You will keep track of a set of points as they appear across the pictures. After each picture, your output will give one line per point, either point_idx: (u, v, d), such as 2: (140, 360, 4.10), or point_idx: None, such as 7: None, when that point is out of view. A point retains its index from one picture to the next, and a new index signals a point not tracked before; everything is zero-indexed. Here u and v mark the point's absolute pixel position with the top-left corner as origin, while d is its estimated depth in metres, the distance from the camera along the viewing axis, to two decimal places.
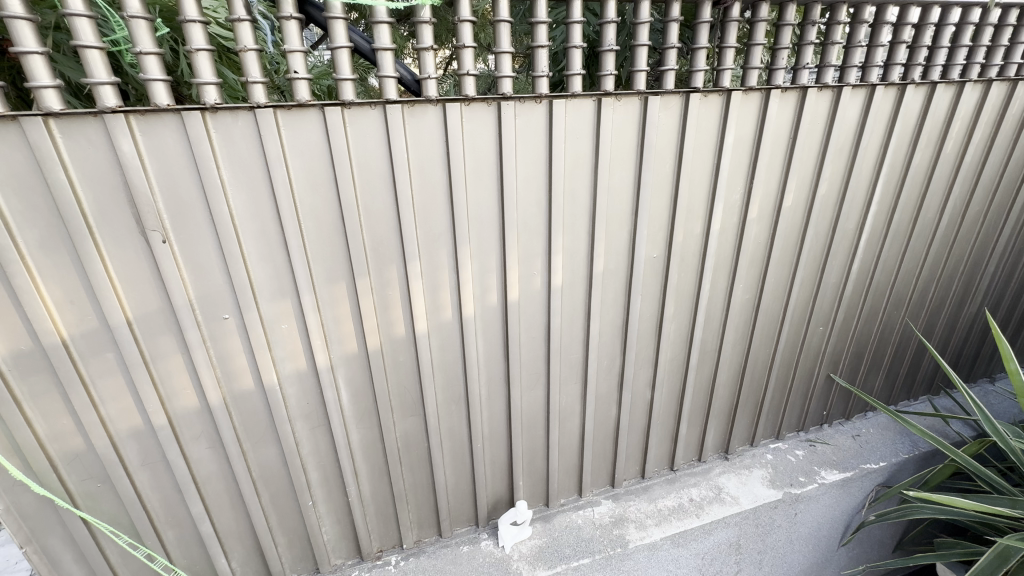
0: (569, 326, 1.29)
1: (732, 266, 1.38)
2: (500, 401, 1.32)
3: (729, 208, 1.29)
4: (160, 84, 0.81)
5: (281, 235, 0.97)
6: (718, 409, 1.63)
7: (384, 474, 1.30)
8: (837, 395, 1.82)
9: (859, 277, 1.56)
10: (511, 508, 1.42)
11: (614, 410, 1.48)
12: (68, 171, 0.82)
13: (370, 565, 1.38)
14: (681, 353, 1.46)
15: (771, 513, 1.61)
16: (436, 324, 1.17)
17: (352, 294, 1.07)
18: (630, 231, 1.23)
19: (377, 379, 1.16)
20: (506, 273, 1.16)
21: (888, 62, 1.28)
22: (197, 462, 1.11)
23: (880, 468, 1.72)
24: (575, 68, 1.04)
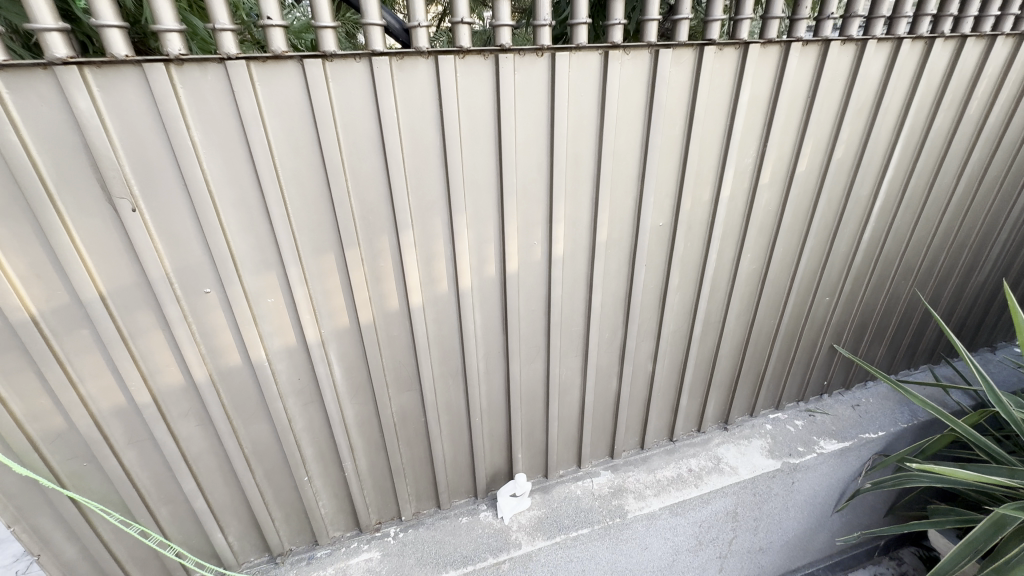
0: (570, 297, 1.23)
1: (740, 235, 1.32)
2: (499, 374, 1.29)
3: (740, 173, 1.22)
4: (116, 32, 0.72)
5: (262, 203, 0.90)
6: (719, 381, 1.61)
7: (381, 449, 1.28)
8: (839, 365, 1.80)
9: (870, 246, 1.51)
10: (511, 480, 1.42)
11: (614, 382, 1.44)
12: (19, 131, 0.73)
13: (369, 537, 1.38)
14: (685, 325, 1.42)
15: (769, 482, 1.61)
16: (432, 297, 1.11)
17: (342, 266, 1.01)
18: (636, 198, 1.16)
19: (371, 354, 1.11)
20: (504, 242, 1.10)
21: (919, 13, 1.18)
22: (186, 439, 1.08)
23: (878, 437, 1.72)
24: (580, 17, 0.94)
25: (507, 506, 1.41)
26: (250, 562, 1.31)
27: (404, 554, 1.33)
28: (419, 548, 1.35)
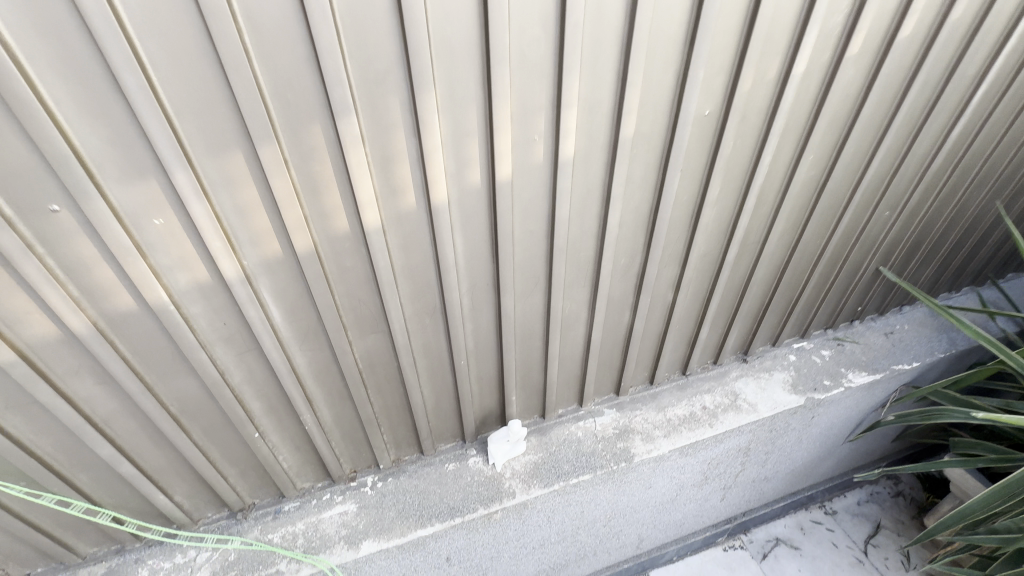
0: (580, 215, 0.94)
1: (805, 129, 1.00)
2: (488, 311, 1.03)
3: (822, 39, 0.87)
4: None
5: (107, 68, 0.57)
6: (746, 310, 1.38)
7: (347, 399, 1.06)
8: (879, 289, 1.57)
9: (955, 145, 1.20)
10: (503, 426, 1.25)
11: (627, 315, 1.20)
12: None
13: (343, 488, 1.22)
14: (718, 247, 1.15)
15: (788, 418, 1.46)
16: (394, 216, 0.81)
17: (258, 171, 0.70)
18: (677, 74, 0.83)
19: (318, 293, 0.84)
20: (493, 138, 0.78)
21: None
22: (87, 400, 0.84)
23: (911, 369, 1.54)
24: None
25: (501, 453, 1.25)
26: (207, 518, 1.14)
27: (383, 507, 1.18)
28: (400, 499, 1.19)
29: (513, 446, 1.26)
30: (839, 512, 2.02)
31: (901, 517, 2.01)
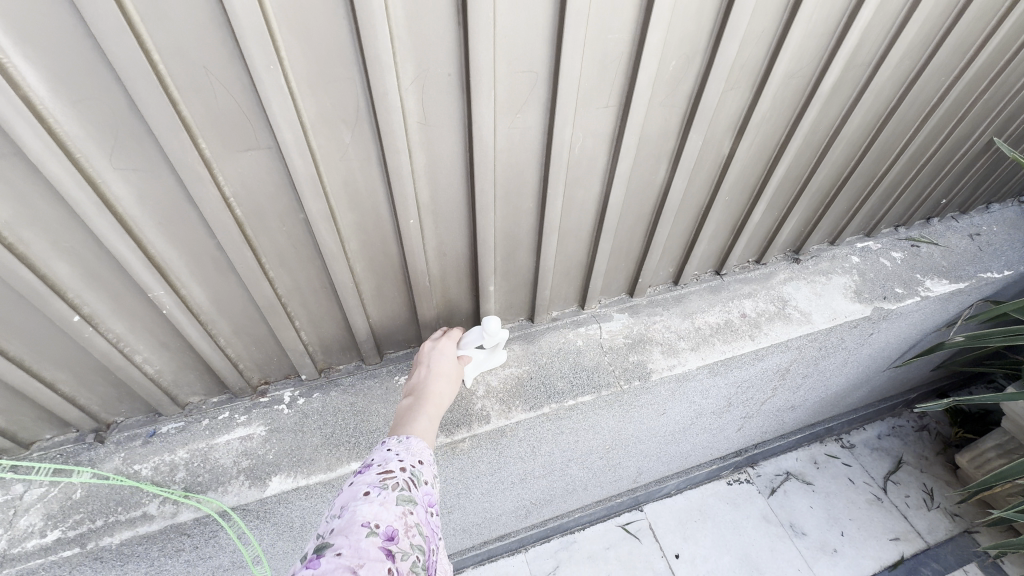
0: None
1: None
2: (453, 136, 0.64)
3: None
4: None
5: None
6: (816, 186, 1.00)
7: (230, 272, 0.68)
8: (976, 176, 1.21)
9: None
10: (476, 330, 0.85)
11: (662, 172, 0.82)
12: None
13: (249, 404, 0.88)
14: (810, 65, 0.76)
15: (845, 334, 1.13)
16: None
17: None
18: None
19: (112, 33, 0.43)
20: None
21: None
22: None
23: (1002, 278, 1.21)
24: None
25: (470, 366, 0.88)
26: (45, 442, 0.79)
27: (303, 430, 0.84)
28: (328, 421, 0.85)
29: (488, 356, 0.89)
30: (857, 446, 1.79)
31: (925, 453, 1.79)
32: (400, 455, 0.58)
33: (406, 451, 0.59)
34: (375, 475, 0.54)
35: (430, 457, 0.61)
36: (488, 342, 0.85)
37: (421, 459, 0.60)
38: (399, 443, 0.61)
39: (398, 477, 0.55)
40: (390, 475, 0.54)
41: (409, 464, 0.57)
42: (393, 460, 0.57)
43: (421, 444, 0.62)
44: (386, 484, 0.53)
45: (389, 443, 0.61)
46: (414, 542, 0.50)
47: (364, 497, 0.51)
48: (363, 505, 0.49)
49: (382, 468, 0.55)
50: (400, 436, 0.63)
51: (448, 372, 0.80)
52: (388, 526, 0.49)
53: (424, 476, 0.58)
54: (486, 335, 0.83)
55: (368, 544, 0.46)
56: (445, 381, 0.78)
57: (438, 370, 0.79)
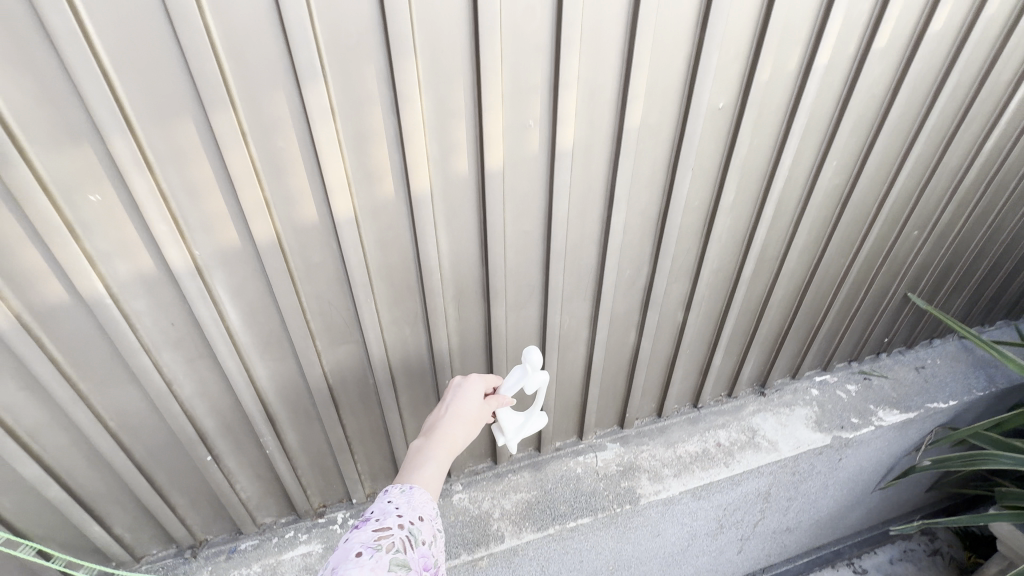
0: (580, 217, 0.85)
1: (829, 130, 0.91)
2: (477, 325, 0.93)
3: (847, 30, 0.80)
4: None
5: (33, 12, 0.50)
6: (763, 337, 1.26)
7: (315, 421, 0.94)
8: (907, 320, 1.45)
9: (990, 154, 1.12)
10: (515, 370, 0.87)
11: (633, 336, 1.09)
12: None
13: (310, 524, 1.08)
14: (732, 262, 1.06)
15: (813, 460, 1.31)
16: (370, 208, 0.73)
17: (211, 143, 0.61)
18: (689, 60, 0.75)
19: (281, 291, 0.74)
20: (482, 124, 0.70)
21: None
22: (9, 410, 0.73)
23: (948, 407, 1.40)
24: None
25: (511, 419, 0.93)
26: (152, 555, 1.00)
27: None
28: None
29: (528, 414, 0.95)
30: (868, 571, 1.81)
31: None
32: (400, 511, 0.63)
33: (407, 506, 0.64)
34: (370, 534, 0.59)
35: (430, 512, 0.65)
36: (527, 387, 0.88)
37: (421, 515, 0.64)
38: (401, 495, 0.65)
39: (395, 536, 0.59)
40: (385, 534, 0.59)
41: (407, 520, 0.62)
42: (393, 516, 0.62)
43: (423, 497, 0.66)
44: (379, 546, 0.58)
45: (391, 495, 0.65)
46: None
47: (356, 559, 0.56)
48: (356, 569, 0.55)
49: (379, 526, 0.60)
50: (403, 486, 0.66)
51: (470, 417, 0.79)
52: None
53: (421, 533, 0.62)
54: (524, 379, 0.86)
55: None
56: (465, 425, 0.78)
57: (457, 412, 0.78)
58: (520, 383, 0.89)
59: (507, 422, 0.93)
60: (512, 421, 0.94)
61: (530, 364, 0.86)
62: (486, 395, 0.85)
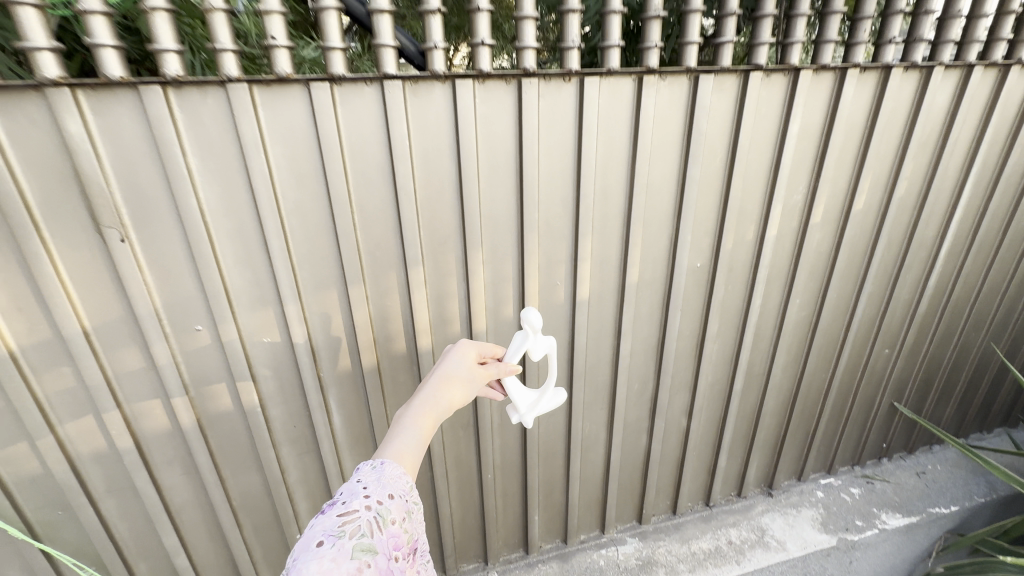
0: (596, 344, 1.11)
1: (788, 278, 1.19)
2: (515, 428, 1.16)
3: (788, 211, 1.10)
4: (112, 52, 0.67)
5: (260, 235, 0.83)
6: (762, 441, 1.43)
7: None
8: (901, 426, 1.60)
9: (937, 290, 1.35)
10: (516, 336, 0.86)
11: (644, 438, 1.29)
12: (5, 156, 0.69)
13: None
14: (724, 377, 1.28)
15: (822, 561, 1.41)
16: (443, 341, 1.01)
17: (344, 303, 0.92)
18: (672, 236, 1.05)
19: (373, 401, 1.01)
20: (524, 284, 1.00)
21: (991, 37, 1.04)
22: (169, 488, 0.98)
23: (951, 513, 1.50)
24: (612, 39, 0.84)
25: (524, 395, 0.92)
26: None
27: None
28: None
29: (543, 389, 0.93)
30: None
31: None
32: (368, 491, 0.58)
33: (377, 485, 0.59)
34: (334, 521, 0.54)
35: (402, 490, 0.60)
36: (532, 354, 0.88)
37: (391, 493, 0.59)
38: (372, 472, 0.61)
39: (361, 519, 0.55)
40: (350, 518, 0.54)
41: (375, 501, 0.57)
42: (359, 497, 0.57)
43: (395, 472, 0.61)
44: (342, 532, 0.53)
45: (361, 474, 0.61)
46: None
47: (316, 549, 0.51)
48: (314, 560, 0.50)
49: (344, 510, 0.55)
50: (374, 462, 0.62)
51: (456, 382, 0.75)
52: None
53: (390, 514, 0.57)
54: (525, 345, 0.85)
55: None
56: (450, 391, 0.74)
57: (444, 376, 0.75)
58: (524, 350, 0.88)
59: (521, 398, 0.92)
60: (526, 398, 0.93)
61: (529, 327, 0.85)
62: (478, 363, 0.81)
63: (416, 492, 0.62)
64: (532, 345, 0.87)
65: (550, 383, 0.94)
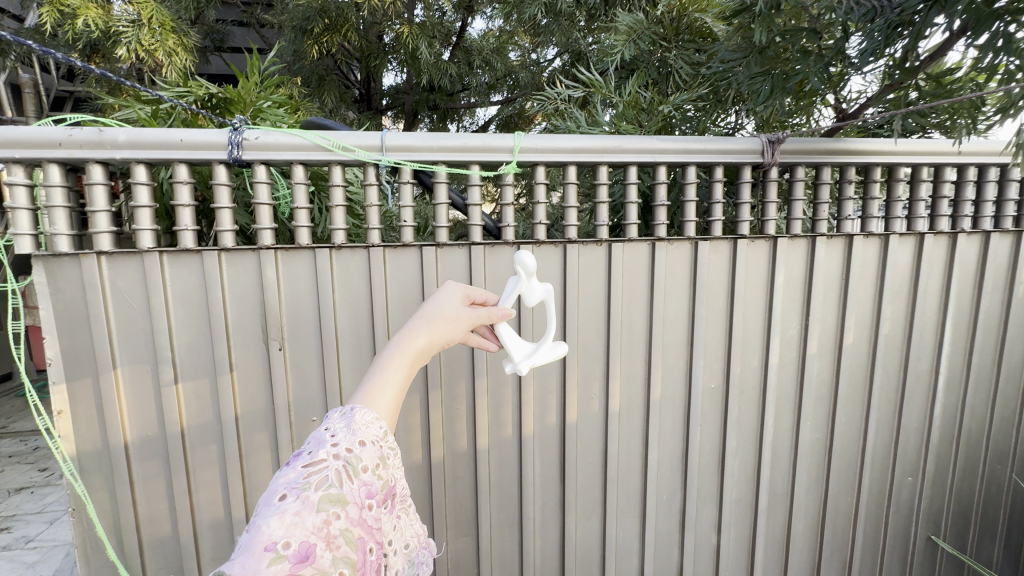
0: (626, 453, 1.29)
1: (796, 402, 1.36)
2: (555, 529, 1.29)
3: (786, 343, 1.32)
4: (305, 229, 1.06)
5: (371, 349, 1.12)
6: (797, 567, 1.46)
7: None
8: (947, 565, 1.56)
9: (948, 420, 1.46)
10: (510, 279, 0.91)
11: (676, 552, 1.37)
12: (223, 291, 1.04)
13: None
14: (749, 494, 1.38)
15: None
16: (497, 441, 1.22)
17: (423, 405, 1.17)
18: (687, 360, 1.28)
19: (436, 491, 1.20)
20: (565, 396, 1.23)
21: (934, 214, 1.33)
22: None
23: None
24: (631, 218, 1.18)
25: (520, 345, 0.89)
26: None
27: None
28: None
29: (539, 343, 0.90)
30: None
31: None
32: (336, 439, 0.60)
33: (346, 432, 0.61)
34: (299, 473, 0.56)
35: (373, 437, 0.62)
36: (526, 299, 0.90)
37: (361, 441, 0.61)
38: (342, 420, 0.62)
39: (328, 470, 0.57)
40: (316, 469, 0.56)
41: (343, 450, 0.59)
42: (327, 446, 0.59)
43: (366, 419, 0.63)
44: (307, 485, 0.55)
45: (330, 422, 0.62)
46: (334, 552, 0.53)
47: (279, 503, 0.53)
48: (278, 515, 0.52)
49: (310, 461, 0.57)
50: (345, 408, 0.64)
51: (438, 319, 0.73)
52: (300, 544, 0.51)
53: (360, 462, 0.59)
54: (517, 287, 0.88)
55: (273, 570, 0.48)
56: (429, 329, 0.72)
57: (427, 314, 0.73)
58: (519, 296, 0.91)
59: (516, 347, 0.88)
60: (523, 349, 0.89)
61: (522, 271, 0.89)
62: (465, 305, 0.77)
63: (389, 437, 0.64)
64: (527, 290, 0.90)
65: (548, 337, 0.91)
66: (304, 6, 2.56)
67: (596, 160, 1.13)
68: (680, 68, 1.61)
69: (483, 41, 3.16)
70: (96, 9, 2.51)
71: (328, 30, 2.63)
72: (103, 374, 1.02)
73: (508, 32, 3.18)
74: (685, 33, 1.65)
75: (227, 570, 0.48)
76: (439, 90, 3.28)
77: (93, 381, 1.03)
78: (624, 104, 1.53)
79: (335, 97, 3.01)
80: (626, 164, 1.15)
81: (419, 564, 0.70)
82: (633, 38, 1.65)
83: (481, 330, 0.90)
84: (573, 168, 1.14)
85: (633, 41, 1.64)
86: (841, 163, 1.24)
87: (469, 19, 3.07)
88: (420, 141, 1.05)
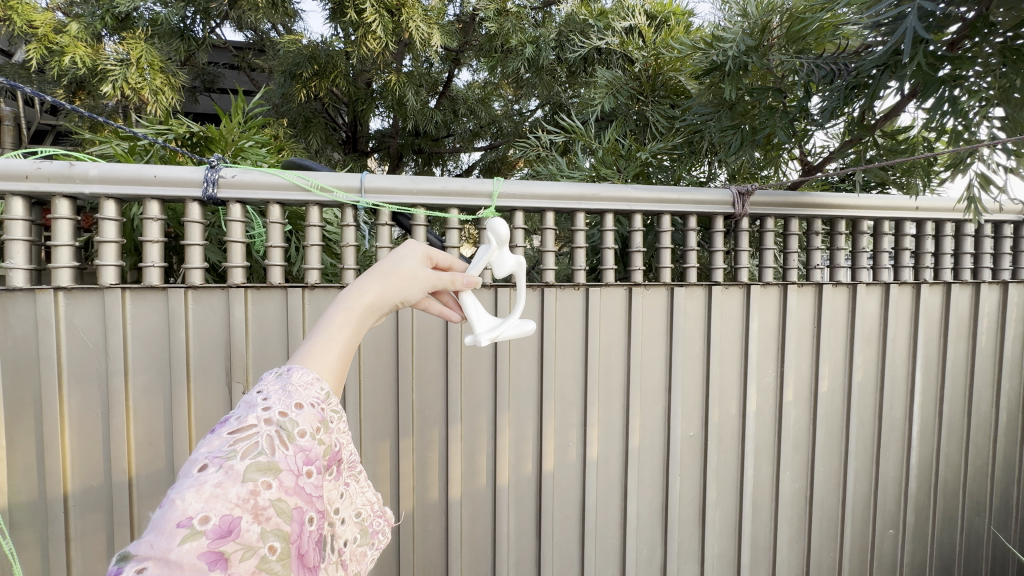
0: (604, 504, 1.24)
1: (775, 450, 1.35)
2: None
3: (763, 390, 1.32)
4: (278, 269, 1.04)
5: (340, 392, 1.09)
6: None
7: None
8: None
9: (923, 471, 1.45)
10: (480, 246, 0.86)
11: None
12: (188, 330, 1.01)
13: None
14: (731, 549, 1.34)
15: None
16: (470, 492, 1.16)
17: (393, 451, 1.12)
18: (666, 408, 1.26)
19: (403, 548, 1.13)
20: (542, 444, 1.19)
21: (897, 265, 1.39)
22: None
23: None
24: (608, 264, 1.20)
25: (484, 317, 0.82)
26: None
27: None
28: None
29: (506, 318, 0.83)
30: None
31: None
32: (268, 403, 0.52)
33: (281, 393, 0.53)
34: (225, 442, 0.48)
35: (312, 399, 0.54)
36: (495, 269, 0.87)
37: (298, 404, 0.53)
38: (276, 381, 0.54)
39: (258, 436, 0.49)
40: (244, 436, 0.49)
41: (277, 414, 0.51)
42: (257, 411, 0.51)
43: (305, 380, 0.55)
44: (232, 453, 0.47)
45: (262, 385, 0.54)
46: (264, 526, 0.45)
47: (198, 474, 0.45)
48: (194, 487, 0.44)
49: (237, 427, 0.49)
50: (281, 369, 0.56)
51: (397, 277, 0.66)
52: (222, 519, 0.43)
53: (297, 426, 0.51)
54: (487, 255, 0.84)
55: (187, 548, 0.41)
56: (385, 286, 0.65)
57: (386, 271, 0.66)
58: (488, 266, 0.87)
59: (479, 318, 0.81)
60: (487, 322, 0.82)
61: (494, 240, 0.85)
62: (426, 267, 0.70)
63: (332, 400, 0.57)
64: (497, 260, 0.87)
65: (514, 314, 0.85)
66: (295, 52, 2.64)
67: (573, 207, 1.16)
68: (655, 120, 1.70)
69: (469, 92, 3.28)
70: (86, 47, 2.53)
71: (317, 76, 2.71)
72: (47, 417, 0.95)
73: (493, 83, 3.29)
74: (660, 89, 1.74)
75: (133, 551, 0.40)
76: (425, 135, 3.35)
77: (36, 425, 0.96)
78: (604, 151, 1.58)
79: (321, 139, 3.04)
80: (603, 211, 1.18)
81: (372, 533, 0.65)
82: (613, 92, 1.72)
83: (443, 299, 0.81)
84: (551, 214, 1.16)
85: (613, 94, 1.72)
86: (808, 216, 1.29)
87: (456, 70, 3.19)
88: (400, 184, 1.06)
